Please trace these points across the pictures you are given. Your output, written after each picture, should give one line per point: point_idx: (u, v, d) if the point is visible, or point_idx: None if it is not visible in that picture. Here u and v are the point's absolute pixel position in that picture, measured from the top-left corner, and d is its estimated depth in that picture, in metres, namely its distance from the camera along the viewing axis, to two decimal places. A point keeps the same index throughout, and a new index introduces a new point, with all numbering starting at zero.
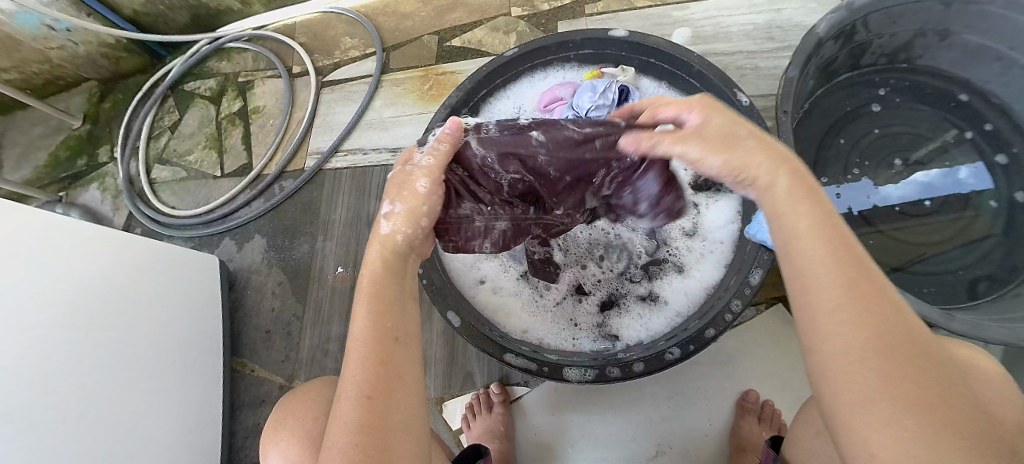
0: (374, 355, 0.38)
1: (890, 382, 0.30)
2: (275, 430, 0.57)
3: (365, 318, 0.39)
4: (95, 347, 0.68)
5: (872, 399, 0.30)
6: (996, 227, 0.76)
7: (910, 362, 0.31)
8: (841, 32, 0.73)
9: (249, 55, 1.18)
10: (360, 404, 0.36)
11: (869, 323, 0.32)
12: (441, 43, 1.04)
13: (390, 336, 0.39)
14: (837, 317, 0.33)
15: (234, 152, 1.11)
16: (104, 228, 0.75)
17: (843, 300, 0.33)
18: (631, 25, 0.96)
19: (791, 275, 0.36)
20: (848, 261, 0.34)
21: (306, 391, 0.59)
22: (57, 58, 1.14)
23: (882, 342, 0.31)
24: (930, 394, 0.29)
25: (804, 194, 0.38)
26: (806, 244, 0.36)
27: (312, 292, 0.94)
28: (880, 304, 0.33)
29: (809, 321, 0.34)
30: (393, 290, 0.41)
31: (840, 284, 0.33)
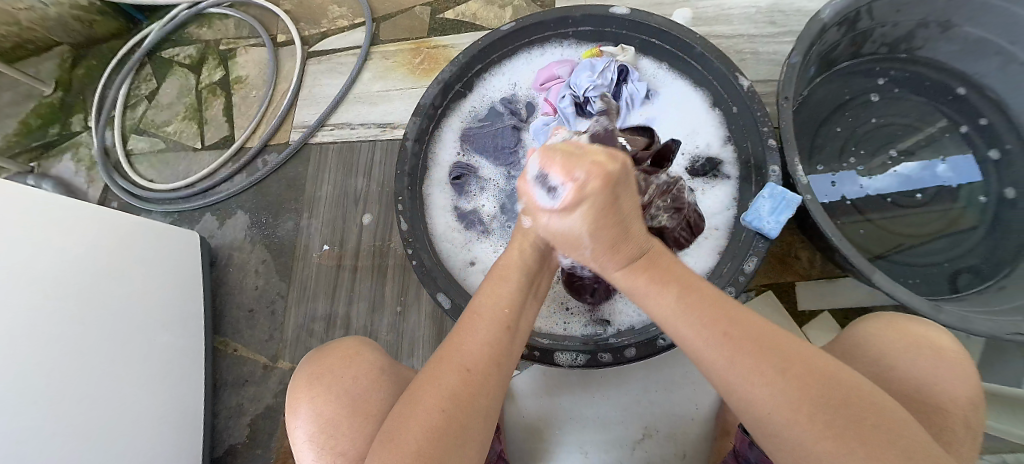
0: (491, 335, 0.41)
1: (789, 411, 0.33)
2: (305, 384, 0.53)
3: (497, 298, 0.43)
4: (76, 325, 0.66)
5: (784, 430, 0.33)
6: (983, 221, 0.77)
7: (804, 383, 0.34)
8: (846, 19, 0.72)
9: (231, 22, 1.12)
10: (460, 371, 0.38)
11: (754, 357, 0.35)
12: (433, 15, 1.00)
13: (507, 324, 0.42)
14: (724, 360, 0.36)
15: (216, 123, 1.06)
16: (80, 204, 0.71)
17: (721, 345, 0.36)
18: (630, 3, 0.93)
19: (694, 352, 0.38)
20: (706, 317, 0.38)
21: (344, 345, 0.55)
22: (26, 20, 1.07)
23: (771, 372, 0.34)
24: (826, 408, 0.33)
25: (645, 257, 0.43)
26: (675, 309, 0.39)
27: (297, 271, 0.91)
28: (748, 333, 0.36)
29: (710, 372, 0.37)
30: (519, 284, 0.45)
31: (713, 325, 0.37)
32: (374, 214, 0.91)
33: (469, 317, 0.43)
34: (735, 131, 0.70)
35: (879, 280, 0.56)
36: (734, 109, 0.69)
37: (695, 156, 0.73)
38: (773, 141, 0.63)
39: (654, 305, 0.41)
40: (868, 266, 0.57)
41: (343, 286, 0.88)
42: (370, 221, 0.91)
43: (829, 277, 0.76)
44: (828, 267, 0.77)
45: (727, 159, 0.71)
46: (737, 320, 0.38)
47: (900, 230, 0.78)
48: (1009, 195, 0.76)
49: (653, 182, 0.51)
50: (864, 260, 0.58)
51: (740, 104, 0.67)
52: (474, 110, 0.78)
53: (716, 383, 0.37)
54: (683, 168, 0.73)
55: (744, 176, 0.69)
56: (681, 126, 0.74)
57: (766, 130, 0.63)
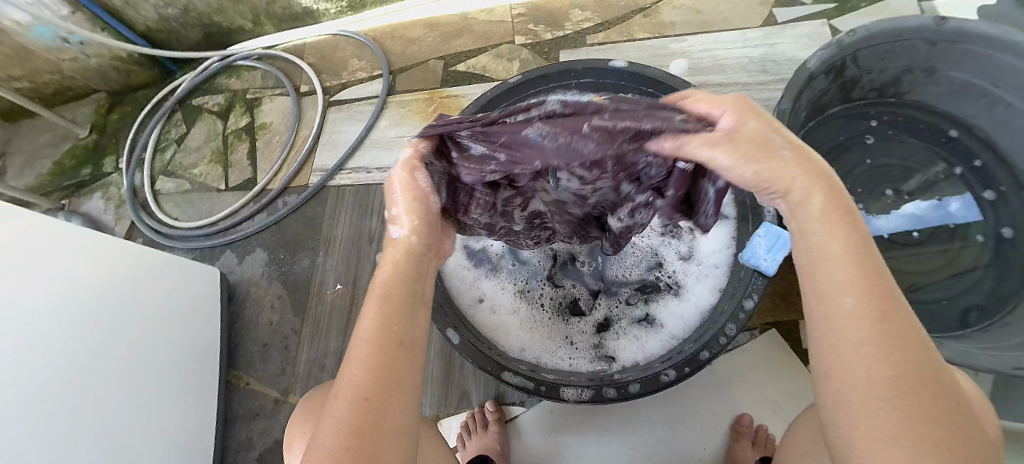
0: (377, 356, 0.37)
1: (903, 401, 0.31)
2: (300, 423, 0.57)
3: (375, 328, 0.39)
4: (97, 355, 0.69)
5: (887, 421, 0.30)
6: (983, 259, 0.78)
7: (930, 387, 0.31)
8: (832, 68, 0.77)
9: (259, 73, 1.21)
10: (354, 399, 0.36)
11: (895, 343, 0.32)
12: (446, 67, 1.08)
13: (395, 339, 0.39)
14: (863, 332, 0.33)
15: (240, 166, 1.13)
16: (114, 240, 0.77)
17: (867, 316, 0.33)
18: (631, 56, 1.00)
19: (832, 320, 0.34)
20: (877, 296, 0.34)
21: (325, 388, 0.58)
22: (69, 70, 1.16)
23: (901, 365, 0.32)
24: (936, 416, 0.30)
25: (845, 218, 0.37)
26: (841, 262, 0.35)
27: (311, 307, 0.95)
28: (904, 322, 0.33)
29: (828, 335, 0.35)
30: (403, 294, 0.41)
31: (869, 298, 0.34)
32: None
33: (354, 344, 0.39)
34: None
35: None
36: None
37: None
38: None
39: (823, 247, 0.37)
40: None
41: (356, 322, 0.91)
42: None
43: None
44: None
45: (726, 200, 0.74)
46: (902, 322, 0.33)
47: (901, 267, 0.80)
48: (1007, 234, 0.78)
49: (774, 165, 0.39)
50: None
51: None
52: None
53: (832, 348, 0.34)
54: None
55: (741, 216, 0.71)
56: None
57: None
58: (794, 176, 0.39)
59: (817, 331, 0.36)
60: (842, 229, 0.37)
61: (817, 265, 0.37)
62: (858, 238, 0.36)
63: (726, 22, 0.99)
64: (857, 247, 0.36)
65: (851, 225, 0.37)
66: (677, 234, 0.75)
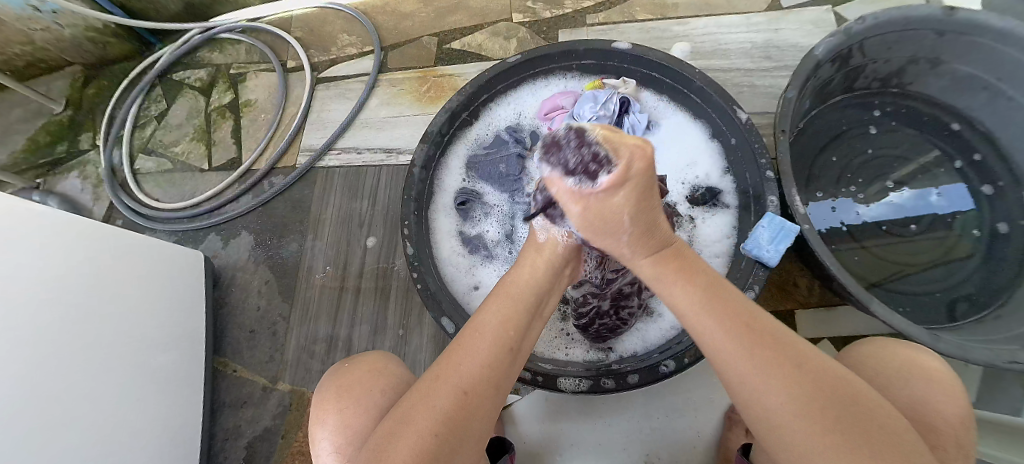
0: (490, 355, 0.40)
1: (810, 418, 0.35)
2: (333, 398, 0.53)
3: (496, 327, 0.42)
4: (75, 342, 0.66)
5: (805, 442, 0.35)
6: (976, 252, 0.78)
7: (826, 397, 0.35)
8: (839, 56, 0.75)
9: (243, 47, 1.15)
10: (456, 391, 0.38)
11: (778, 369, 0.37)
12: (440, 45, 1.04)
13: (509, 346, 0.42)
14: (745, 363, 0.37)
15: (225, 145, 1.08)
16: (89, 222, 0.73)
17: (739, 351, 0.38)
18: (631, 37, 0.97)
19: (724, 363, 0.39)
20: (741, 331, 0.38)
21: (369, 360, 0.56)
22: (41, 40, 1.09)
23: (793, 384, 0.36)
24: (842, 420, 0.34)
25: (683, 268, 0.43)
26: (692, 311, 0.41)
27: (300, 292, 0.92)
28: (778, 343, 0.38)
29: (730, 379, 0.39)
30: (527, 307, 0.44)
31: (739, 332, 0.39)
32: (378, 237, 0.92)
33: (469, 333, 0.42)
34: (732, 162, 0.73)
35: (878, 309, 0.57)
36: (733, 140, 0.70)
37: (695, 185, 0.75)
38: (772, 172, 0.65)
39: (683, 302, 0.42)
40: (866, 296, 0.58)
41: (346, 308, 0.89)
42: (374, 244, 0.92)
43: (828, 306, 0.77)
44: (827, 296, 0.78)
45: (727, 189, 0.74)
46: (770, 339, 0.38)
47: (895, 257, 0.79)
48: (1002, 229, 0.78)
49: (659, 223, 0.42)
50: (861, 289, 0.59)
51: (739, 136, 0.69)
52: (480, 137, 0.81)
53: (739, 387, 0.38)
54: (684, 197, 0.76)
55: (743, 205, 0.71)
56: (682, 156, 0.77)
57: (765, 162, 0.65)
58: (628, 250, 0.43)
59: (722, 376, 0.40)
60: (682, 280, 0.42)
61: (687, 321, 0.41)
62: (697, 284, 0.42)
63: (729, 4, 0.96)
64: (703, 292, 0.41)
65: (691, 272, 0.43)
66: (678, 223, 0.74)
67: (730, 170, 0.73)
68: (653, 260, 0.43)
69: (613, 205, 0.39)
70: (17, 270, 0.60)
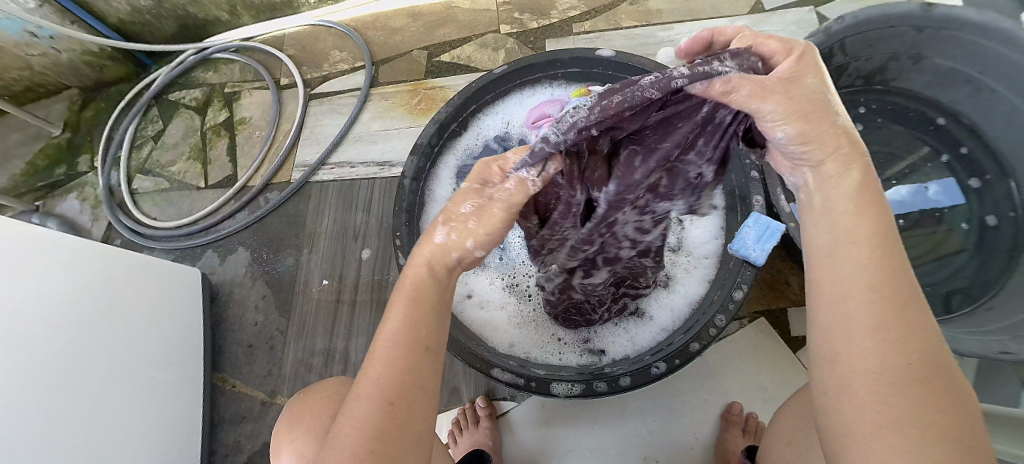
0: (404, 360, 0.37)
1: (911, 389, 0.29)
2: (286, 428, 0.55)
3: (402, 332, 0.38)
4: (77, 361, 0.66)
5: (883, 413, 0.29)
6: (966, 245, 0.79)
7: (939, 376, 0.30)
8: (820, 55, 0.76)
9: (237, 66, 1.17)
10: (377, 400, 0.35)
11: (898, 335, 0.30)
12: (430, 58, 1.05)
13: (423, 345, 0.38)
14: (871, 317, 0.31)
15: (220, 162, 1.10)
16: (91, 243, 0.74)
17: (878, 304, 0.31)
18: (618, 44, 0.99)
19: (840, 309, 0.32)
20: (889, 284, 0.32)
21: (321, 388, 0.56)
22: (39, 65, 1.11)
23: (906, 353, 0.30)
24: (940, 406, 0.29)
25: (870, 209, 0.34)
26: (854, 244, 0.33)
27: (297, 305, 0.93)
28: (914, 316, 0.31)
29: (839, 324, 0.32)
30: (435, 302, 0.40)
31: (882, 286, 0.32)
32: (373, 249, 0.93)
33: (376, 346, 0.38)
34: None
35: None
36: None
37: None
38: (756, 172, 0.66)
39: (836, 237, 0.34)
40: None
41: (343, 320, 0.89)
42: (369, 255, 0.93)
43: None
44: None
45: None
46: (908, 310, 0.32)
47: None
48: (991, 222, 0.79)
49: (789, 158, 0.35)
50: None
51: None
52: (470, 147, 0.82)
53: (836, 343, 0.32)
54: None
55: (730, 205, 0.70)
56: None
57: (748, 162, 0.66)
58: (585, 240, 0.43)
59: (819, 324, 0.34)
60: (868, 226, 0.33)
61: (824, 256, 0.34)
62: (881, 228, 0.34)
63: (712, 10, 0.98)
64: (881, 239, 0.33)
65: (884, 216, 0.34)
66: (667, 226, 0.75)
67: None
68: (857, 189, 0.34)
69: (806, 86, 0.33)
70: (15, 291, 0.60)
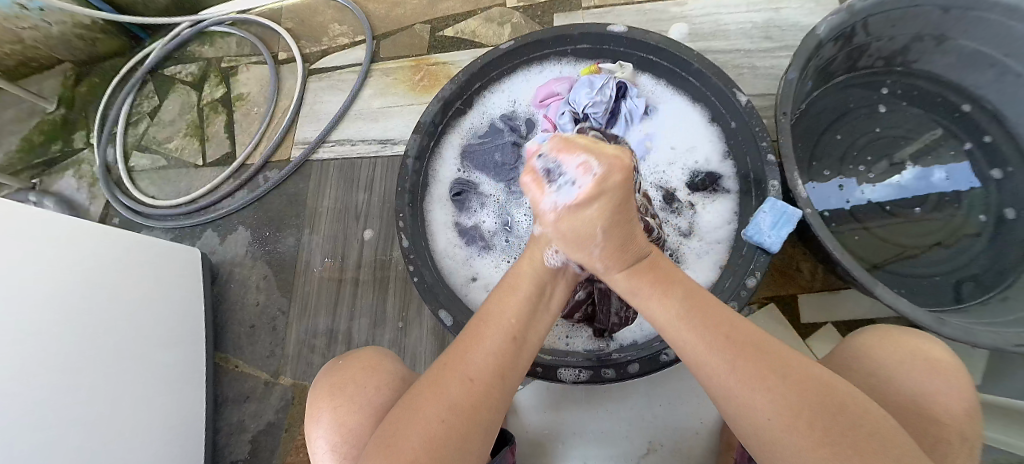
0: (502, 345, 0.41)
1: (786, 419, 0.34)
2: (326, 394, 0.54)
3: (502, 314, 0.43)
4: (78, 342, 0.66)
5: (798, 456, 0.34)
6: (982, 234, 0.77)
7: (806, 402, 0.35)
8: (841, 34, 0.73)
9: (233, 40, 1.13)
10: (465, 377, 0.39)
11: (756, 372, 0.36)
12: (433, 32, 1.02)
13: (514, 335, 0.42)
14: (743, 384, 0.36)
15: (218, 140, 1.07)
16: (90, 225, 0.73)
17: (718, 358, 0.38)
18: (628, 19, 0.95)
19: (703, 372, 0.39)
20: (722, 339, 0.38)
21: (363, 357, 0.56)
22: (30, 39, 1.07)
23: (779, 395, 0.35)
24: (833, 433, 0.33)
25: (658, 282, 0.43)
26: (682, 327, 0.40)
27: (299, 286, 0.91)
28: (754, 348, 0.38)
29: (711, 384, 0.38)
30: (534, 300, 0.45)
31: (727, 351, 0.38)
32: (375, 229, 0.91)
33: (476, 322, 0.43)
34: (733, 147, 0.72)
35: (882, 294, 0.56)
36: (732, 124, 0.70)
37: (695, 170, 0.74)
38: (772, 156, 0.64)
39: (661, 316, 0.42)
40: (870, 279, 0.57)
41: (345, 301, 0.88)
42: (371, 236, 0.91)
43: (830, 289, 0.77)
44: (830, 279, 0.77)
45: (727, 174, 0.73)
46: (745, 343, 0.38)
47: (899, 239, 0.78)
48: (1009, 216, 0.76)
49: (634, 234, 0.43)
50: (864, 273, 0.57)
51: (739, 120, 0.69)
52: (475, 126, 0.79)
53: (720, 398, 0.38)
54: (684, 183, 0.74)
55: (743, 190, 0.70)
56: (680, 139, 0.76)
57: (765, 145, 0.64)
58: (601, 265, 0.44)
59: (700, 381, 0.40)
60: (657, 297, 0.43)
61: (668, 335, 0.42)
62: (674, 293, 0.43)
63: None
64: (678, 299, 0.42)
65: (667, 286, 0.43)
66: (679, 210, 0.73)
67: (730, 155, 0.72)
68: (626, 274, 0.44)
69: (585, 219, 0.40)
70: (19, 275, 0.59)
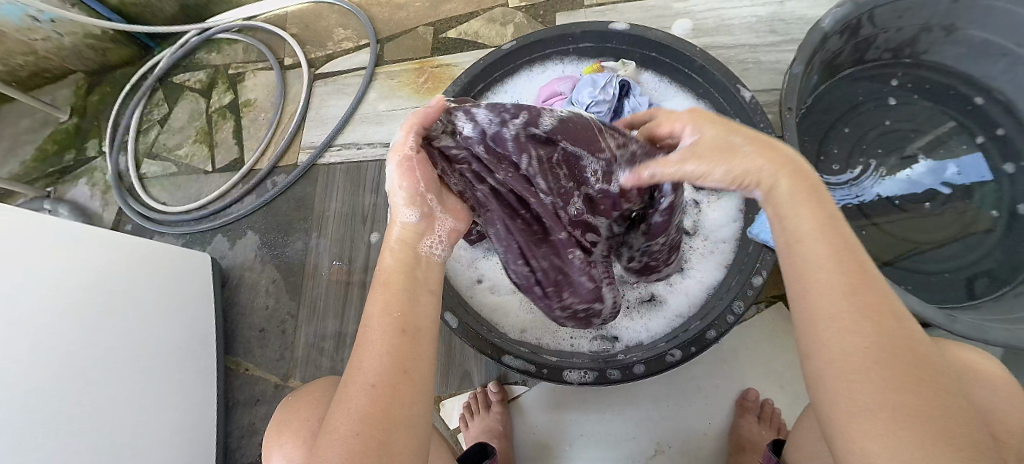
0: (383, 343, 0.36)
1: (885, 372, 0.28)
2: (275, 434, 0.55)
3: (386, 313, 0.37)
4: (94, 343, 0.67)
5: (865, 396, 0.28)
6: (997, 229, 0.75)
7: (921, 372, 0.28)
8: (847, 27, 0.72)
9: (240, 47, 1.15)
10: (368, 385, 0.34)
11: (875, 327, 0.30)
12: (436, 34, 1.02)
13: (404, 328, 0.37)
14: (846, 307, 0.31)
15: (226, 145, 1.08)
16: (103, 231, 0.74)
17: (842, 287, 0.32)
18: (631, 17, 0.94)
19: (807, 296, 0.33)
20: (847, 270, 0.32)
21: (306, 392, 0.57)
22: (43, 51, 1.09)
23: (883, 337, 0.30)
24: (933, 405, 0.27)
25: (817, 202, 0.36)
26: (821, 242, 0.34)
27: (307, 289, 0.92)
28: (885, 305, 0.31)
29: (814, 313, 0.32)
30: (419, 292, 0.40)
31: (854, 279, 0.32)
32: (381, 233, 0.92)
33: (363, 332, 0.37)
34: None
35: (891, 291, 0.56)
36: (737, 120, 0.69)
37: None
38: None
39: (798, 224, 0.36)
40: None
41: (353, 303, 0.89)
42: (377, 239, 0.92)
43: None
44: None
45: None
46: (879, 298, 0.31)
47: (908, 235, 0.77)
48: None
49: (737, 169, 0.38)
50: None
51: (743, 116, 0.68)
52: None
53: (810, 331, 0.32)
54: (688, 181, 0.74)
55: None
56: None
57: (770, 141, 0.64)
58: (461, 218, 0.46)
59: (796, 305, 0.34)
60: (810, 208, 0.36)
61: (788, 245, 0.36)
62: (828, 215, 0.35)
63: None
64: (824, 220, 0.35)
65: (826, 209, 0.36)
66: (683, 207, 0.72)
67: None
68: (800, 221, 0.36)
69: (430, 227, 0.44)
70: (38, 282, 0.61)
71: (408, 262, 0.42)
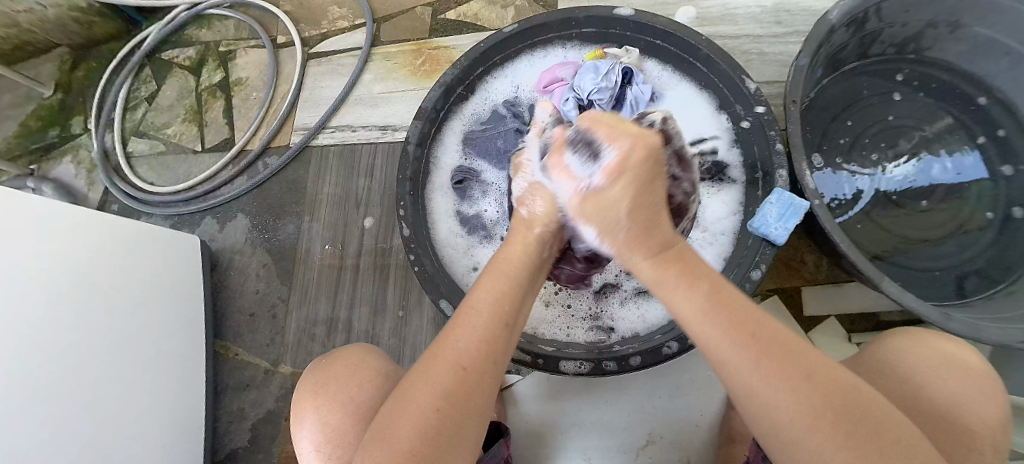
0: (489, 331, 0.39)
1: (817, 429, 0.32)
2: (309, 393, 0.55)
3: (492, 296, 0.41)
4: (79, 327, 0.66)
5: (805, 446, 0.33)
6: (992, 227, 0.75)
7: (844, 417, 0.32)
8: (853, 20, 0.71)
9: (231, 23, 1.11)
10: (454, 369, 0.37)
11: (787, 380, 0.34)
12: (434, 15, 0.99)
13: (506, 320, 0.40)
14: (762, 383, 0.34)
15: (217, 126, 1.06)
16: (88, 211, 0.72)
17: (745, 358, 0.35)
18: (634, 3, 0.92)
19: (720, 364, 0.36)
20: (745, 335, 0.36)
21: (347, 354, 0.56)
22: (26, 22, 1.05)
23: (799, 398, 0.33)
24: (864, 446, 0.31)
25: (687, 274, 0.40)
26: (709, 321, 0.37)
27: (298, 275, 0.91)
28: (783, 352, 0.35)
29: (739, 386, 0.35)
30: (520, 285, 0.43)
31: (749, 336, 0.36)
32: (375, 218, 0.90)
33: (465, 311, 0.40)
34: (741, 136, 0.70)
35: (889, 288, 0.55)
36: (740, 110, 0.69)
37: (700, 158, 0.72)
38: (781, 145, 0.63)
39: (684, 309, 0.39)
40: (877, 274, 0.56)
41: (345, 289, 0.88)
42: (370, 225, 0.90)
43: (835, 282, 0.76)
44: (835, 272, 0.76)
45: (734, 163, 0.71)
46: (784, 352, 0.35)
47: (906, 232, 0.76)
48: (1017, 214, 0.75)
49: (659, 220, 0.42)
50: (872, 268, 0.56)
51: (746, 106, 0.67)
52: (476, 113, 0.78)
53: (742, 395, 0.35)
54: None
55: (750, 180, 0.68)
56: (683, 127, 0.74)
57: (773, 135, 0.63)
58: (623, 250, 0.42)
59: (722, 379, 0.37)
60: (687, 284, 0.39)
61: (687, 324, 0.39)
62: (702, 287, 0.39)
63: None
64: (704, 298, 0.38)
65: (692, 274, 0.39)
66: None
67: (738, 142, 0.70)
68: (652, 263, 0.41)
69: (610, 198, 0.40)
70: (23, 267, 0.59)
71: (533, 261, 0.44)
